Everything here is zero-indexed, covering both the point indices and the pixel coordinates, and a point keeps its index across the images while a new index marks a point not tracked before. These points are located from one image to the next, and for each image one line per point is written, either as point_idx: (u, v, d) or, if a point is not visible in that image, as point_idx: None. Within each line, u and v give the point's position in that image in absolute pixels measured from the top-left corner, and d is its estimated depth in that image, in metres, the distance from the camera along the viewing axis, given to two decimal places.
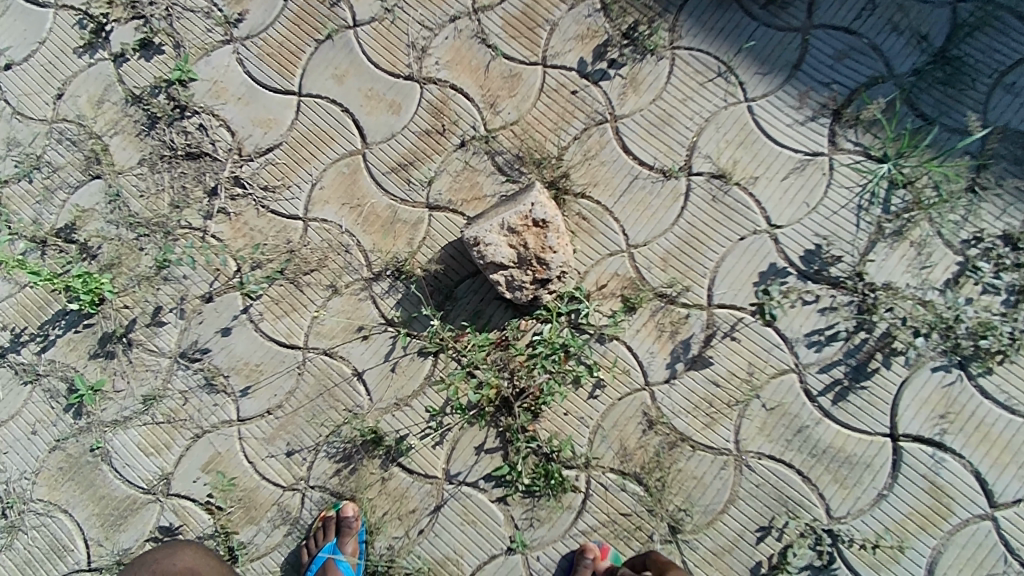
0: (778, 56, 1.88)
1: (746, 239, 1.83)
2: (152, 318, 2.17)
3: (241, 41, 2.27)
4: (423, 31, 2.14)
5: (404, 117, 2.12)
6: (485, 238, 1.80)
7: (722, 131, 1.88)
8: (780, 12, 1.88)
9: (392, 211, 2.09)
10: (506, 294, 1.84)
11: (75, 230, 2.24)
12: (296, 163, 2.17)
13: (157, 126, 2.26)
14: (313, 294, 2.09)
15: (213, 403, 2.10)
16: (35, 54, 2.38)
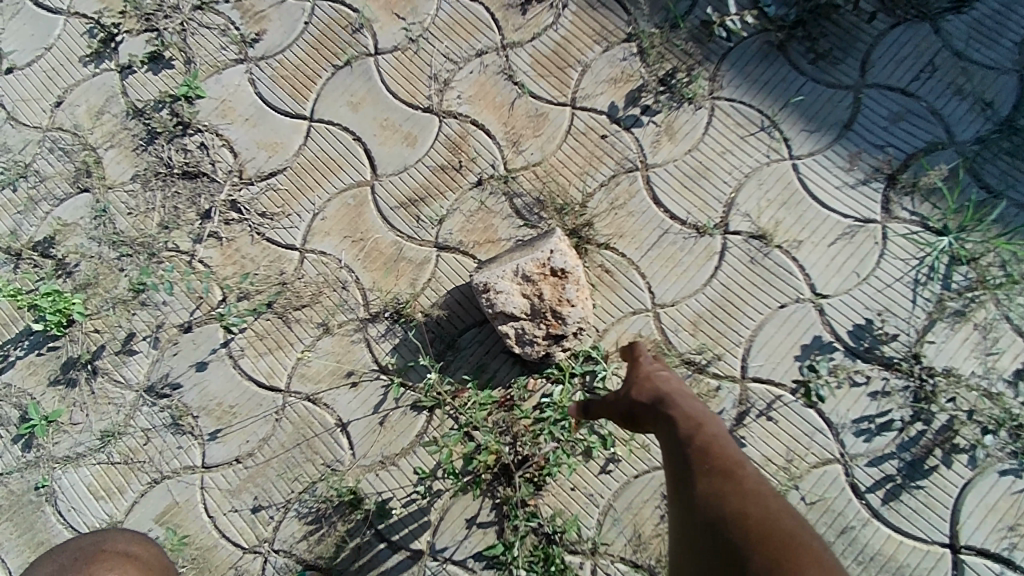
0: (828, 113, 1.74)
1: (787, 307, 1.65)
2: (122, 346, 1.97)
3: (255, 61, 2.16)
4: (447, 63, 2.03)
5: (419, 150, 1.98)
6: (496, 284, 1.63)
7: (764, 187, 1.72)
8: (830, 68, 1.76)
9: (397, 248, 1.92)
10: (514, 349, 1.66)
11: (53, 244, 2.08)
12: (299, 190, 2.02)
13: (156, 142, 2.13)
14: (302, 332, 1.90)
15: (177, 445, 1.88)
16: (39, 60, 2.27)
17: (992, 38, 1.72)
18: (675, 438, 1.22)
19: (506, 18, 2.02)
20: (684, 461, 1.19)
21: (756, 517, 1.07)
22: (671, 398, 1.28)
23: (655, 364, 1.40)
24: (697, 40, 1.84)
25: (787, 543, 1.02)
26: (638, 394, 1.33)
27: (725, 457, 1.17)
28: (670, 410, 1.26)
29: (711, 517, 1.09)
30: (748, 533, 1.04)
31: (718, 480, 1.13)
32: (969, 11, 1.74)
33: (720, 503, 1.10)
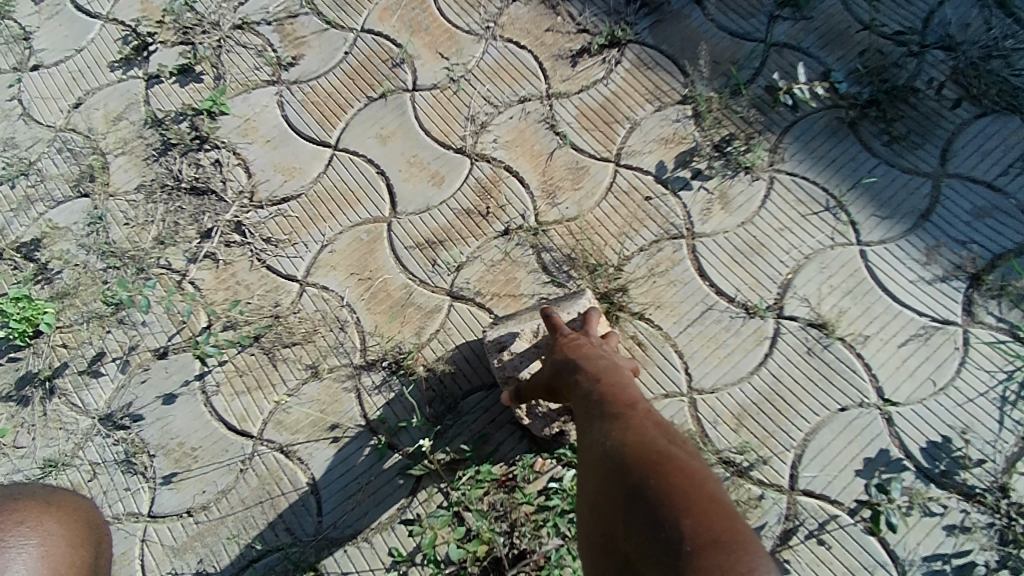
0: (902, 200, 1.57)
1: (847, 411, 1.42)
2: (88, 366, 1.76)
3: (287, 84, 2.06)
4: (486, 106, 1.91)
5: (444, 191, 1.83)
6: (510, 343, 1.46)
7: (827, 270, 1.53)
8: (907, 152, 1.61)
9: (406, 292, 1.73)
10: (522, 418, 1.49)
11: (39, 248, 1.92)
12: (310, 219, 1.86)
13: (169, 153, 2.00)
14: (287, 373, 1.70)
15: (125, 487, 1.64)
16: (67, 61, 2.19)
17: None
18: (578, 391, 1.15)
19: (554, 68, 1.91)
20: (584, 411, 1.11)
21: (640, 439, 0.95)
22: (578, 357, 1.22)
23: (575, 336, 1.31)
24: (760, 108, 1.71)
25: (664, 459, 0.90)
26: (549, 364, 1.28)
27: (620, 397, 1.08)
28: (576, 368, 1.20)
29: (598, 451, 0.99)
30: (625, 454, 0.93)
31: (608, 418, 1.04)
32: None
33: (606, 435, 1.00)
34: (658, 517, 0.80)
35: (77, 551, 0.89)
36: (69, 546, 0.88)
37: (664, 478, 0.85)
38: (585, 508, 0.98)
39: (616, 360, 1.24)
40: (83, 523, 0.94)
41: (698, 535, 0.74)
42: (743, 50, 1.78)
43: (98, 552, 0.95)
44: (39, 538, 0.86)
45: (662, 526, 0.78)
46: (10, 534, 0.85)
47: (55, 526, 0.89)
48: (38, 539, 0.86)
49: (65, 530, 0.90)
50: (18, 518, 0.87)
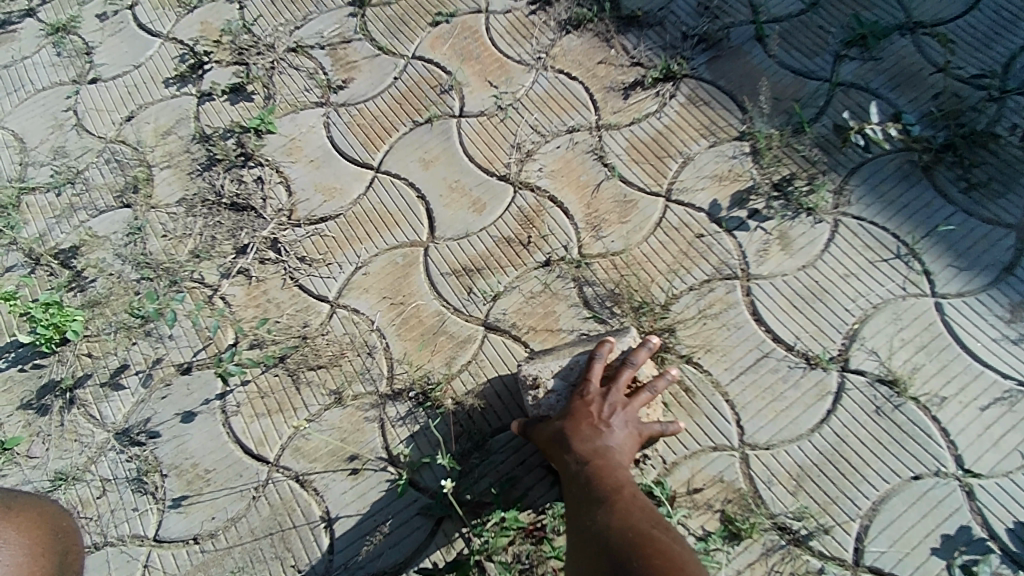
0: (982, 251, 1.44)
1: (921, 480, 1.27)
2: (110, 377, 1.72)
3: (335, 106, 2.05)
4: (534, 135, 1.86)
5: (486, 218, 1.77)
6: (547, 380, 1.34)
7: (897, 321, 1.41)
8: (987, 201, 1.49)
9: (439, 320, 1.66)
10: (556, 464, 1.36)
11: (77, 256, 1.91)
12: (347, 240, 1.82)
13: (213, 169, 2.00)
14: (310, 397, 1.62)
15: (133, 507, 1.56)
16: (126, 76, 2.27)
17: None
18: (573, 470, 1.20)
19: (606, 100, 1.85)
20: (573, 493, 1.17)
21: (623, 524, 1.05)
22: (573, 432, 1.23)
23: (586, 397, 1.27)
24: (824, 148, 1.61)
25: (646, 545, 1.00)
26: (554, 426, 1.26)
27: (607, 479, 1.15)
28: (576, 443, 1.22)
29: (586, 535, 1.08)
30: (612, 540, 1.03)
31: (596, 501, 1.12)
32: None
33: (596, 520, 1.09)
34: None
35: (35, 560, 0.95)
36: (27, 552, 0.95)
37: (647, 562, 0.96)
38: None
39: (621, 432, 1.23)
40: (49, 532, 1.01)
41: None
42: (807, 88, 1.70)
43: (62, 562, 1.01)
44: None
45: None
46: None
47: (13, 535, 0.95)
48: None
49: (25, 538, 0.96)
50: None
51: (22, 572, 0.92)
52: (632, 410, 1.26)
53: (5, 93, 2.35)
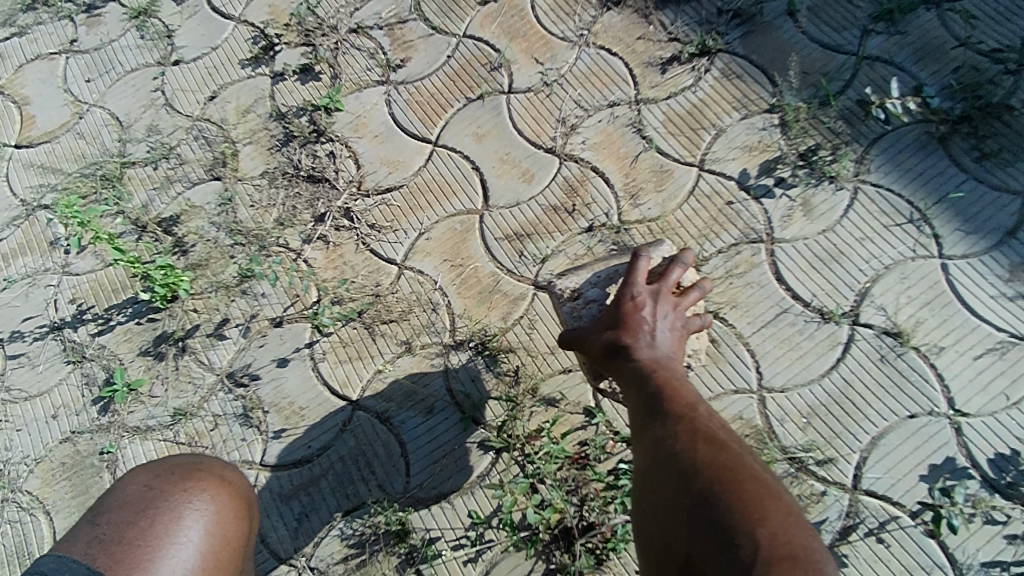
0: (988, 217, 1.59)
1: (918, 419, 1.46)
2: (215, 329, 2.01)
3: (395, 84, 2.25)
4: (577, 109, 2.03)
5: (534, 188, 1.97)
6: (587, 292, 1.57)
7: (905, 281, 1.57)
8: (997, 170, 1.62)
9: (494, 280, 1.88)
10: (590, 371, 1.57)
11: (177, 223, 2.19)
12: (411, 209, 2.05)
13: (290, 144, 2.24)
14: (384, 347, 1.88)
15: (242, 438, 1.86)
16: (205, 57, 2.49)
17: None
18: (636, 379, 1.27)
19: (644, 75, 2.00)
20: (645, 406, 1.22)
21: (705, 447, 1.09)
22: (630, 342, 1.31)
23: (636, 305, 1.34)
24: (848, 120, 1.74)
25: (731, 472, 1.03)
26: (607, 333, 1.36)
27: (683, 399, 1.20)
28: (631, 347, 1.30)
29: (663, 451, 1.12)
30: (697, 462, 1.06)
31: (671, 417, 1.17)
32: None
33: (673, 435, 1.13)
34: (729, 525, 0.94)
35: (240, 526, 1.19)
36: (236, 518, 1.19)
37: (735, 488, 0.99)
38: (643, 497, 1.12)
39: (671, 331, 1.35)
40: (247, 498, 1.25)
41: (773, 546, 0.89)
42: (834, 62, 1.82)
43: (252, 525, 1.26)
44: (219, 507, 1.18)
45: (737, 535, 0.92)
46: (195, 497, 1.16)
47: (229, 499, 1.20)
48: (217, 507, 1.17)
49: (235, 502, 1.21)
50: (203, 487, 1.19)
51: (232, 535, 1.17)
52: (680, 313, 1.36)
53: (96, 74, 2.59)
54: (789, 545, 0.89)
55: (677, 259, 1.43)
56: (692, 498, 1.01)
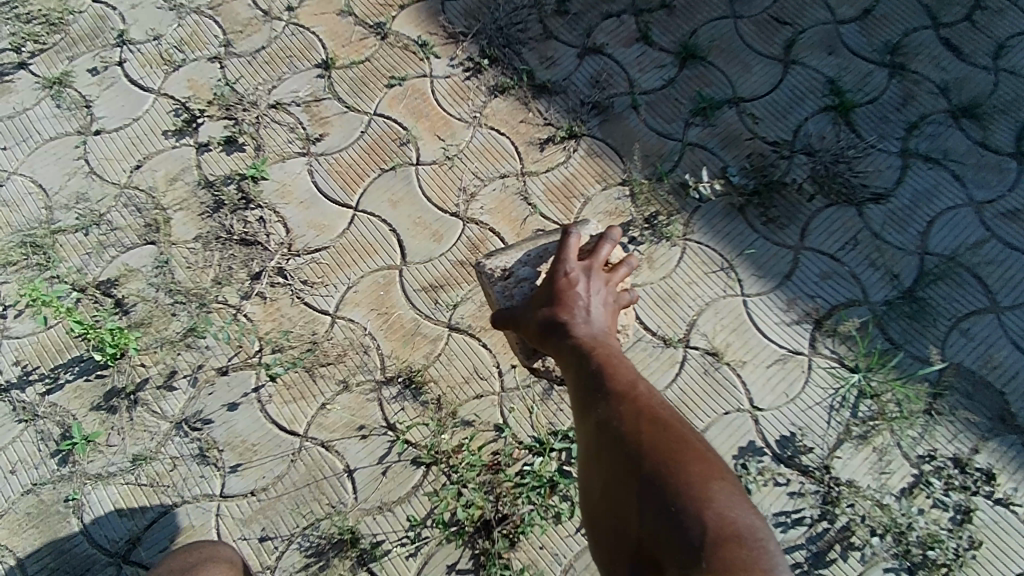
0: (772, 264, 2.22)
1: (729, 414, 2.06)
2: (164, 381, 2.26)
3: (315, 155, 2.59)
4: (475, 179, 2.48)
5: (443, 247, 2.40)
6: (518, 272, 1.89)
7: (718, 314, 2.17)
8: (777, 231, 2.26)
9: (415, 324, 2.30)
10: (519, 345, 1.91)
11: (116, 286, 2.40)
12: (338, 266, 2.41)
13: (220, 211, 2.51)
14: (324, 387, 2.23)
15: (200, 475, 2.14)
16: (127, 127, 2.69)
17: (902, 225, 2.23)
18: (578, 356, 1.54)
19: (527, 152, 2.50)
20: (591, 389, 1.45)
21: (647, 427, 1.31)
22: (569, 326, 1.59)
23: (569, 288, 1.64)
24: (677, 194, 2.33)
25: (674, 450, 1.26)
26: (546, 309, 1.64)
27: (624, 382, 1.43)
28: (568, 320, 1.59)
29: (610, 431, 1.34)
30: (643, 444, 1.27)
31: (615, 400, 1.39)
32: (886, 205, 2.26)
33: (619, 416, 1.35)
34: (675, 507, 1.15)
35: None
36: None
37: (678, 470, 1.21)
38: (592, 468, 1.34)
39: (602, 306, 1.66)
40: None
41: (714, 527, 1.11)
42: (666, 147, 2.41)
43: None
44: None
45: (682, 515, 1.14)
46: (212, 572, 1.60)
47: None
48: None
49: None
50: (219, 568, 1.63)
51: None
52: (607, 292, 1.66)
53: (13, 142, 2.71)
54: (730, 524, 1.11)
55: (601, 240, 1.73)
56: (636, 475, 1.23)
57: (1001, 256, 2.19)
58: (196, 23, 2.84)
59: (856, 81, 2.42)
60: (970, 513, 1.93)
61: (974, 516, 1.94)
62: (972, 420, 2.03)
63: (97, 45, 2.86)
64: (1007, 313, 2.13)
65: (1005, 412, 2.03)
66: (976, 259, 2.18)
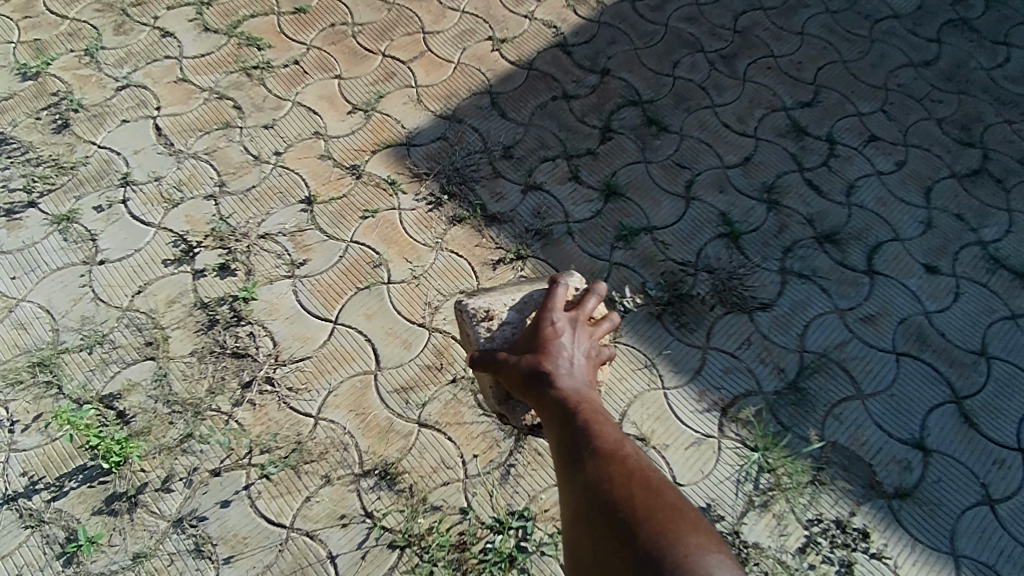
0: (685, 363, 2.88)
1: None
2: (161, 483, 2.52)
3: (299, 277, 3.00)
4: (439, 294, 2.94)
5: (412, 352, 2.81)
6: (504, 316, 2.20)
7: (644, 405, 2.78)
8: (687, 333, 2.94)
9: (389, 422, 2.66)
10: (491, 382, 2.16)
11: (118, 398, 2.70)
12: (320, 372, 2.78)
13: (215, 327, 2.88)
14: (308, 481, 2.54)
15: (196, 568, 2.39)
16: (129, 257, 3.06)
17: (784, 329, 2.97)
18: (565, 410, 1.73)
19: (482, 271, 3.00)
20: (580, 448, 1.65)
21: (638, 490, 1.51)
22: (556, 380, 1.77)
23: (556, 342, 1.84)
24: (608, 305, 2.94)
25: (658, 512, 1.44)
26: (533, 354, 1.83)
27: (611, 445, 1.63)
28: (555, 367, 1.79)
29: (602, 490, 1.53)
30: (635, 507, 1.46)
31: (605, 462, 1.59)
32: (771, 311, 3.00)
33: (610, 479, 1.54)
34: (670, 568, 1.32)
35: None
36: None
37: (669, 533, 1.39)
38: (586, 524, 1.52)
39: (584, 357, 1.86)
40: None
41: None
42: (597, 266, 3.04)
43: None
44: None
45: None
46: None
47: None
48: None
49: None
50: None
51: None
52: (588, 347, 1.87)
53: (23, 273, 3.03)
54: None
55: (591, 291, 1.97)
56: (630, 536, 1.41)
57: (862, 352, 2.93)
58: (193, 166, 3.30)
59: (742, 214, 3.23)
60: (851, 565, 2.52)
61: (854, 567, 2.52)
62: (849, 488, 2.65)
63: (103, 185, 3.26)
64: (869, 400, 2.83)
65: (874, 480, 2.67)
66: (843, 356, 2.92)
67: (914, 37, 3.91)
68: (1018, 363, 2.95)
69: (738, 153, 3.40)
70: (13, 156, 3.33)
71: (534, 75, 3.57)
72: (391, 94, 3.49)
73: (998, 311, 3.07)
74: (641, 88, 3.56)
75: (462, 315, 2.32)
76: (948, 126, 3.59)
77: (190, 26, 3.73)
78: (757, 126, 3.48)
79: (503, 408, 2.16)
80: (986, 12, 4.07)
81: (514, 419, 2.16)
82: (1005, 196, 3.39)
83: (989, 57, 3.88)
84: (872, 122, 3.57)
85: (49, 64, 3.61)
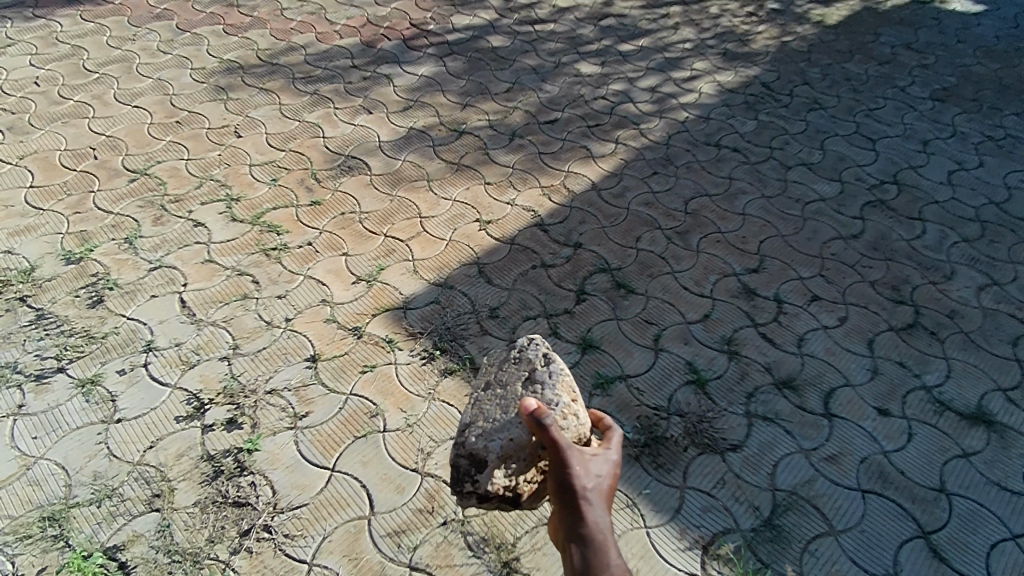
0: (665, 501, 3.03)
1: None
2: None
3: (301, 428, 3.24)
4: (431, 441, 3.18)
5: (405, 497, 2.99)
6: (579, 414, 2.16)
7: (629, 543, 2.88)
8: (665, 473, 3.12)
9: (381, 566, 2.76)
10: (519, 439, 2.11)
11: (121, 550, 2.80)
12: (316, 519, 2.91)
13: (218, 478, 3.04)
14: None
15: None
16: (145, 415, 3.30)
17: (755, 468, 3.16)
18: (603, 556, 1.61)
19: None
20: None
21: None
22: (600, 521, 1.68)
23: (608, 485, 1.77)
24: None
25: None
26: (586, 465, 1.76)
27: None
28: (602, 493, 1.73)
29: None
30: None
31: None
32: (741, 452, 3.22)
33: None
34: None
35: None
36: None
37: None
38: None
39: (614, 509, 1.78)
40: None
41: None
42: None
43: None
44: None
45: None
46: None
47: None
48: None
49: None
50: None
51: None
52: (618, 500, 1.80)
53: (42, 432, 3.24)
54: None
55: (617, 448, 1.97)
56: None
57: (829, 489, 3.11)
58: (211, 332, 3.67)
59: (705, 362, 3.57)
60: None
61: None
62: None
63: (128, 351, 3.58)
64: (841, 535, 2.96)
65: None
66: (811, 492, 3.09)
67: (840, 215, 4.57)
68: (976, 499, 3.12)
69: (698, 311, 3.83)
70: (48, 328, 3.69)
71: (516, 249, 4.12)
72: (391, 267, 4.00)
73: (951, 449, 3.30)
74: (609, 258, 4.10)
75: (547, 368, 2.25)
76: (881, 286, 4.10)
77: (220, 218, 4.35)
78: (712, 288, 3.97)
79: (495, 462, 2.11)
80: (900, 194, 4.79)
81: (483, 478, 2.11)
82: (940, 345, 3.79)
83: (907, 230, 4.51)
84: (813, 284, 4.07)
85: (92, 251, 4.12)
